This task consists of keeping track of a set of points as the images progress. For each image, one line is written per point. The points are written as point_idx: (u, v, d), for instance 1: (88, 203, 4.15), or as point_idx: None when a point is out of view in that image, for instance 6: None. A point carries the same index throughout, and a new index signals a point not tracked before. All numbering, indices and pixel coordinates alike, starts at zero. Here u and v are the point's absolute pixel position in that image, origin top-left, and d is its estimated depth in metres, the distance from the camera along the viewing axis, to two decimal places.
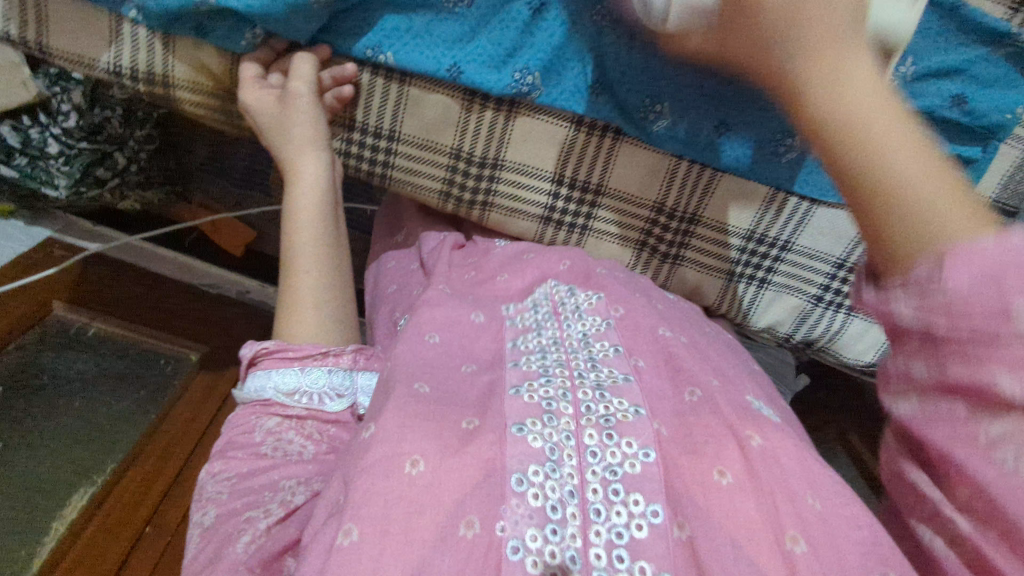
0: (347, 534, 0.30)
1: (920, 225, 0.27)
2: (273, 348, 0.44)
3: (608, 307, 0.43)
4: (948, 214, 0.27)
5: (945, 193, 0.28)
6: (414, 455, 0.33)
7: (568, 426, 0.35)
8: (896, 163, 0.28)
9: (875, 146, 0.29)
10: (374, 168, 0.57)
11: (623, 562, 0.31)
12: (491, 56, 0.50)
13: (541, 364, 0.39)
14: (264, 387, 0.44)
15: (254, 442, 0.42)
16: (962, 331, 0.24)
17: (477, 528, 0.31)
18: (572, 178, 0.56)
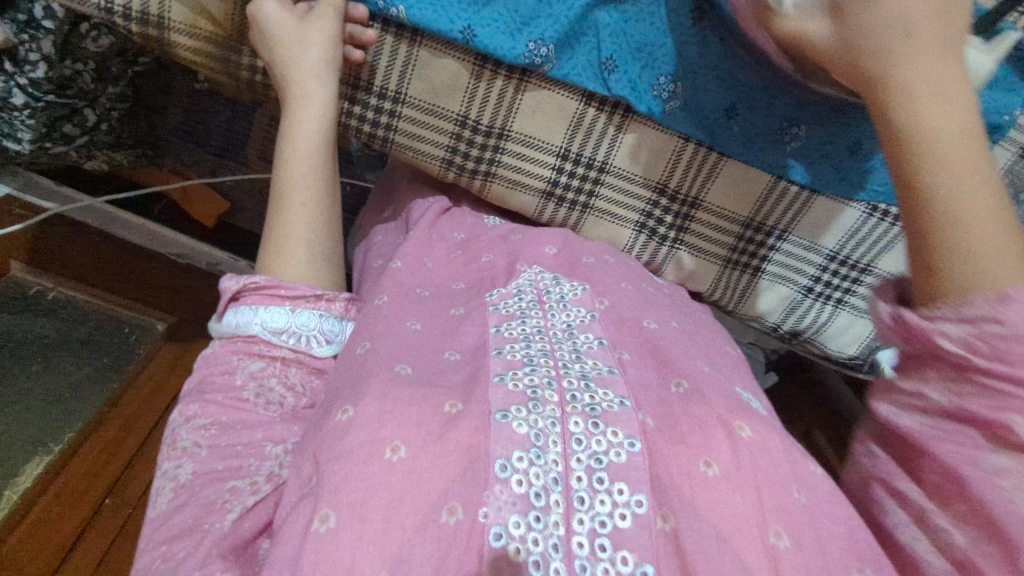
0: (324, 521, 0.31)
1: (972, 263, 0.32)
2: (263, 285, 0.46)
3: (594, 300, 0.47)
4: (1010, 260, 0.31)
5: (999, 249, 0.32)
6: (395, 442, 0.33)
7: (553, 412, 0.36)
8: (967, 220, 0.33)
9: (960, 181, 0.33)
10: (376, 130, 0.55)
11: (605, 551, 0.33)
12: (510, 26, 0.49)
13: (526, 353, 0.40)
14: (252, 323, 0.46)
15: (236, 387, 0.44)
16: (1001, 371, 0.29)
17: (458, 514, 0.32)
18: (578, 154, 0.55)
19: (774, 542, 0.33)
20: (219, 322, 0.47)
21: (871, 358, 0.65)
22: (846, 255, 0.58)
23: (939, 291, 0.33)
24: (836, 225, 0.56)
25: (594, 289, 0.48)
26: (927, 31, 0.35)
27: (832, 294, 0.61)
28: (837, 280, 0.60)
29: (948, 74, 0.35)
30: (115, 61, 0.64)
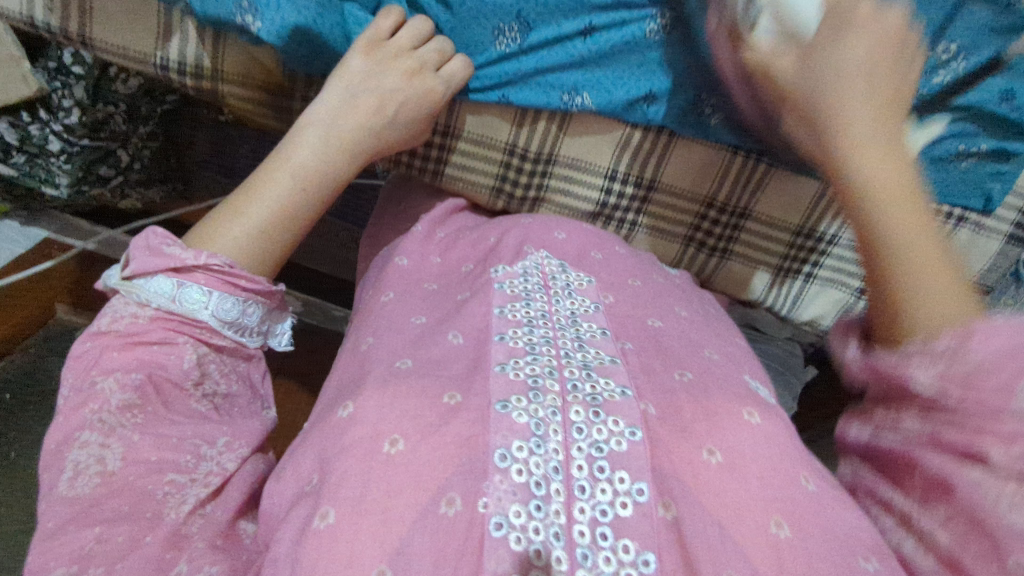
0: (324, 517, 0.31)
1: (921, 303, 0.37)
2: (230, 271, 0.43)
3: (599, 293, 0.47)
4: (951, 302, 0.36)
5: (942, 289, 0.37)
6: (393, 435, 0.34)
7: (554, 402, 0.36)
8: (912, 245, 0.38)
9: (899, 234, 0.39)
10: (429, 164, 0.60)
11: (607, 539, 0.32)
12: (542, 84, 0.54)
13: (528, 341, 0.40)
14: (202, 306, 0.42)
15: (180, 368, 0.41)
16: (972, 402, 0.31)
17: (458, 505, 0.31)
18: (625, 175, 0.59)
19: (774, 531, 0.34)
20: (137, 283, 0.42)
21: None
22: None
23: (899, 320, 0.37)
24: None
25: (598, 283, 0.48)
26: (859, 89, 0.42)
27: None
28: None
29: (888, 130, 0.41)
30: (145, 101, 0.67)
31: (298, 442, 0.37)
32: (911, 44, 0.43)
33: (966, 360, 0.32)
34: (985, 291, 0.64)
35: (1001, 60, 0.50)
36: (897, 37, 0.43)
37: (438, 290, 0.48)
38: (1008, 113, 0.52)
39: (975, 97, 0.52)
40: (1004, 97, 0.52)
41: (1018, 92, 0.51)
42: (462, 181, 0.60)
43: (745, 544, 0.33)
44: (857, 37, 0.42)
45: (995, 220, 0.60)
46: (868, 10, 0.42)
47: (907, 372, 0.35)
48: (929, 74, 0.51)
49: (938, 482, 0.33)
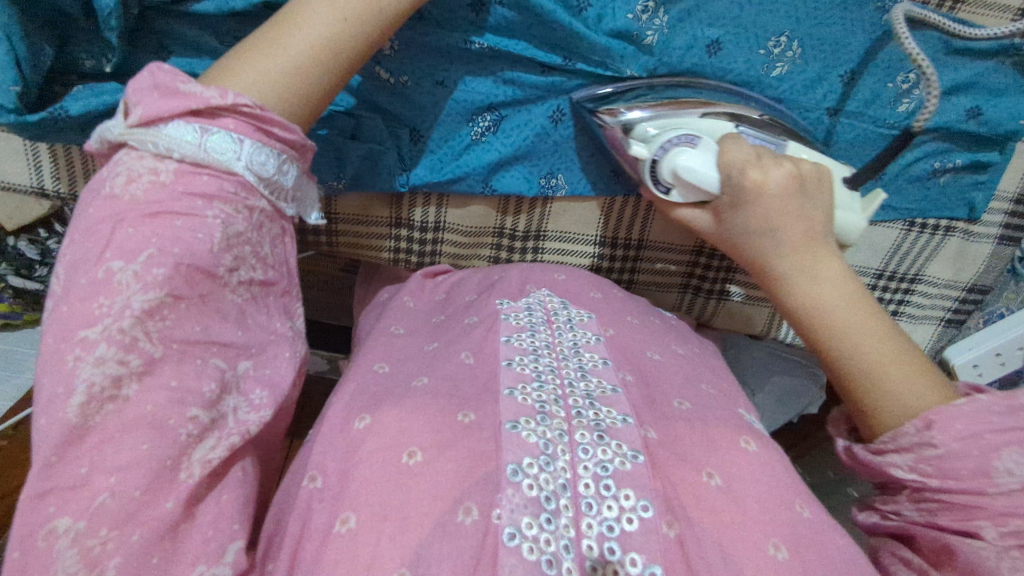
0: (345, 522, 0.33)
1: (897, 402, 0.42)
2: (260, 115, 0.37)
3: (600, 328, 0.48)
4: (919, 389, 0.41)
5: (908, 375, 0.42)
6: (412, 447, 0.35)
7: (560, 425, 0.38)
8: (872, 353, 0.43)
9: (856, 346, 0.43)
10: (423, 248, 0.64)
11: (615, 553, 0.34)
12: (522, 173, 0.58)
13: (535, 367, 0.42)
14: (228, 152, 0.36)
15: (209, 253, 0.35)
16: (952, 483, 0.38)
17: (474, 514, 0.33)
18: (614, 239, 0.64)
19: (773, 553, 0.34)
20: (143, 129, 0.36)
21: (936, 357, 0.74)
22: (889, 271, 0.66)
23: (873, 426, 0.43)
24: (875, 244, 0.64)
25: (599, 318, 0.50)
26: (791, 231, 0.46)
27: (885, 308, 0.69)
28: (889, 294, 0.68)
29: (816, 262, 0.45)
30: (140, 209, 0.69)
31: (306, 454, 0.38)
32: (806, 169, 0.47)
33: (930, 450, 0.39)
34: (983, 289, 0.69)
35: (964, 82, 0.54)
36: (794, 175, 0.46)
37: (446, 320, 0.50)
38: (976, 128, 0.56)
39: (943, 118, 0.56)
40: (971, 114, 0.56)
41: (984, 108, 0.55)
42: (456, 257, 0.65)
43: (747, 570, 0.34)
44: (755, 198, 0.46)
45: (984, 227, 0.64)
46: (746, 159, 0.47)
47: (888, 467, 0.41)
48: (894, 104, 0.55)
49: (945, 550, 0.38)
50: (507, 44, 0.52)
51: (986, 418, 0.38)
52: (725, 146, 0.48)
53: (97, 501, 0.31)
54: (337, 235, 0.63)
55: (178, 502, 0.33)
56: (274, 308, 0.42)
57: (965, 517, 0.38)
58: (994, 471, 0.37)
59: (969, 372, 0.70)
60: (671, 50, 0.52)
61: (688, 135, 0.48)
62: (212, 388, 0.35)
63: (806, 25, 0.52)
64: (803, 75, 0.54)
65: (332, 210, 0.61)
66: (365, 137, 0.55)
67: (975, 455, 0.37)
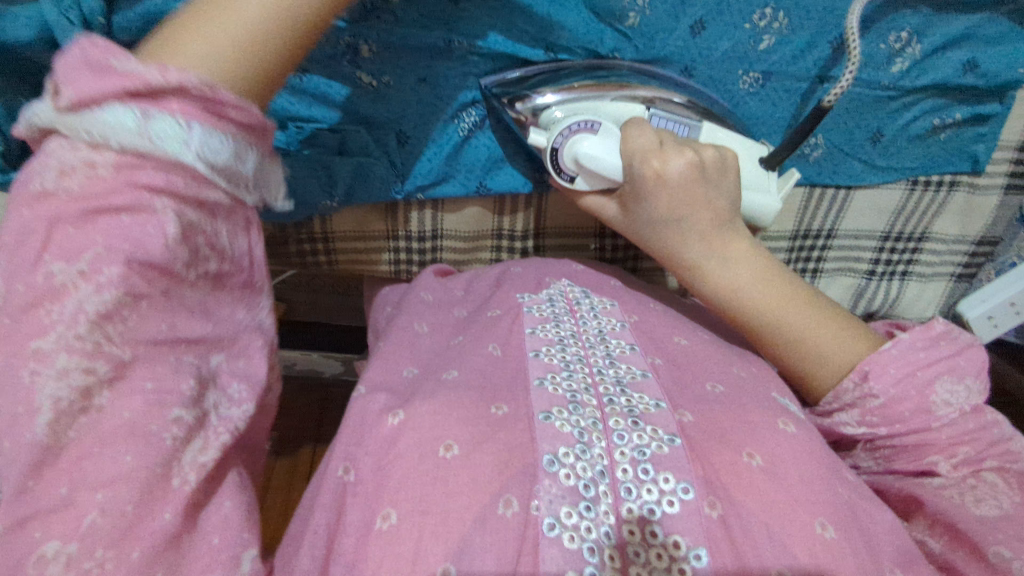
0: (386, 518, 0.33)
1: (822, 356, 0.45)
2: (211, 97, 0.33)
3: (624, 314, 0.48)
4: (835, 336, 0.45)
5: (824, 326, 0.45)
6: (448, 441, 0.35)
7: (593, 412, 0.38)
8: (794, 320, 0.45)
9: (778, 319, 0.45)
10: (423, 258, 0.64)
11: (658, 537, 0.33)
12: (516, 169, 0.58)
13: (563, 357, 0.41)
14: (179, 145, 0.32)
15: (163, 248, 0.32)
16: (902, 430, 0.44)
17: (515, 506, 0.33)
18: (614, 229, 0.64)
19: (820, 532, 0.34)
20: (75, 115, 0.31)
21: (949, 313, 0.73)
22: (897, 233, 0.65)
23: (811, 381, 0.46)
24: (880, 207, 0.63)
25: (622, 305, 0.49)
26: (701, 222, 0.46)
27: (895, 271, 0.68)
28: (898, 257, 0.68)
29: (723, 245, 0.46)
30: None
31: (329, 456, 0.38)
32: (706, 155, 0.46)
33: (874, 400, 0.44)
34: (994, 241, 0.67)
35: (957, 35, 0.53)
36: (694, 165, 0.45)
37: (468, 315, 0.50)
38: (974, 80, 0.55)
39: (938, 75, 0.55)
40: (968, 67, 0.55)
41: (980, 61, 0.54)
42: (458, 262, 0.65)
43: (795, 551, 0.33)
44: (660, 195, 0.46)
45: (988, 179, 0.63)
46: (648, 148, 0.46)
47: (838, 426, 0.46)
48: (888, 65, 0.54)
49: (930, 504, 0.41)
50: (491, 39, 0.51)
51: (913, 357, 0.44)
52: (629, 134, 0.47)
53: (85, 522, 0.29)
54: (336, 254, 0.63)
55: (176, 513, 0.32)
56: (250, 302, 0.40)
57: (919, 456, 0.44)
58: (935, 406, 0.43)
59: (984, 325, 0.69)
60: (655, 32, 0.53)
61: (589, 120, 0.48)
62: (191, 385, 0.34)
63: None
64: (792, 45, 0.53)
65: (328, 230, 0.61)
66: (353, 150, 0.55)
67: (914, 395, 0.44)
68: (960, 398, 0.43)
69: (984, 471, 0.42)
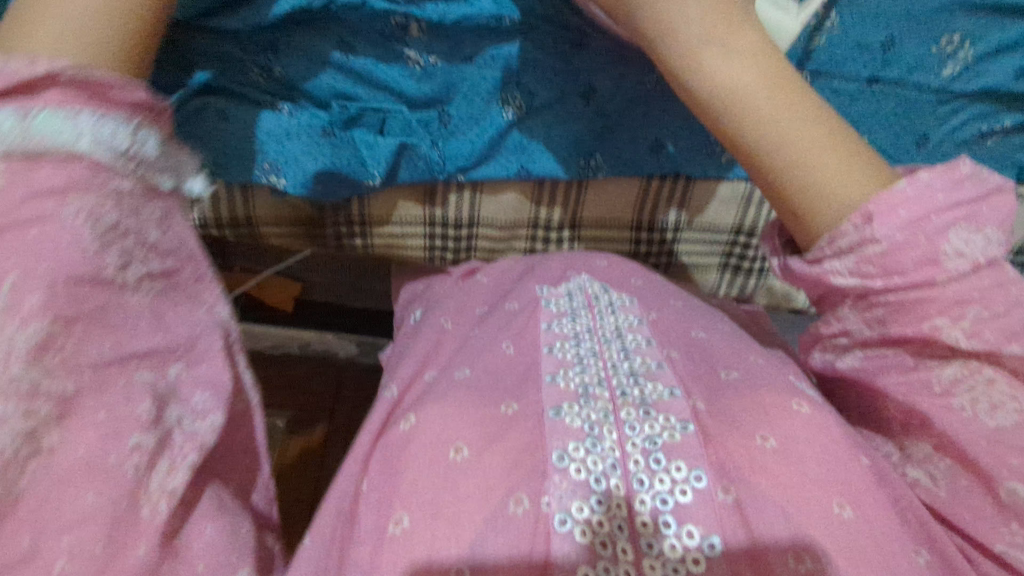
0: (399, 522, 0.33)
1: (826, 192, 0.38)
2: (97, 84, 0.34)
3: (642, 311, 0.48)
4: (853, 176, 0.38)
5: (840, 164, 0.38)
6: (458, 443, 0.36)
7: (605, 406, 0.38)
8: (796, 139, 0.38)
9: (777, 137, 0.38)
10: (458, 248, 0.64)
11: (670, 527, 0.33)
12: (562, 155, 0.56)
13: (576, 352, 0.41)
14: (65, 133, 0.33)
15: (86, 257, 0.32)
16: (897, 281, 0.36)
17: (525, 504, 0.33)
18: (652, 223, 0.63)
19: (837, 512, 0.33)
20: None
21: None
22: None
23: (807, 218, 0.39)
24: None
25: (642, 302, 0.49)
26: None
27: None
28: None
29: (733, 33, 0.38)
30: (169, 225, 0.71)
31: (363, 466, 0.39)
32: None
33: (875, 247, 0.36)
34: None
35: (1012, 40, 0.52)
36: None
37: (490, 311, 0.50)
38: None
39: (990, 79, 0.53)
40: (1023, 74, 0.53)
41: None
42: (493, 251, 0.65)
43: (813, 532, 0.33)
44: None
45: None
46: None
47: (827, 276, 0.38)
48: (939, 68, 0.53)
49: None
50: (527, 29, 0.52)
51: (930, 198, 0.36)
52: None
53: (57, 567, 0.29)
54: (371, 238, 0.63)
55: (150, 547, 0.32)
56: (188, 301, 0.39)
57: (919, 318, 0.36)
58: (944, 257, 0.35)
59: None
60: None
61: None
62: (148, 407, 0.33)
63: None
64: (844, 43, 0.52)
65: (364, 215, 0.61)
66: (394, 132, 0.55)
67: (924, 243, 0.35)
68: (977, 248, 0.35)
69: (1003, 355, 0.35)
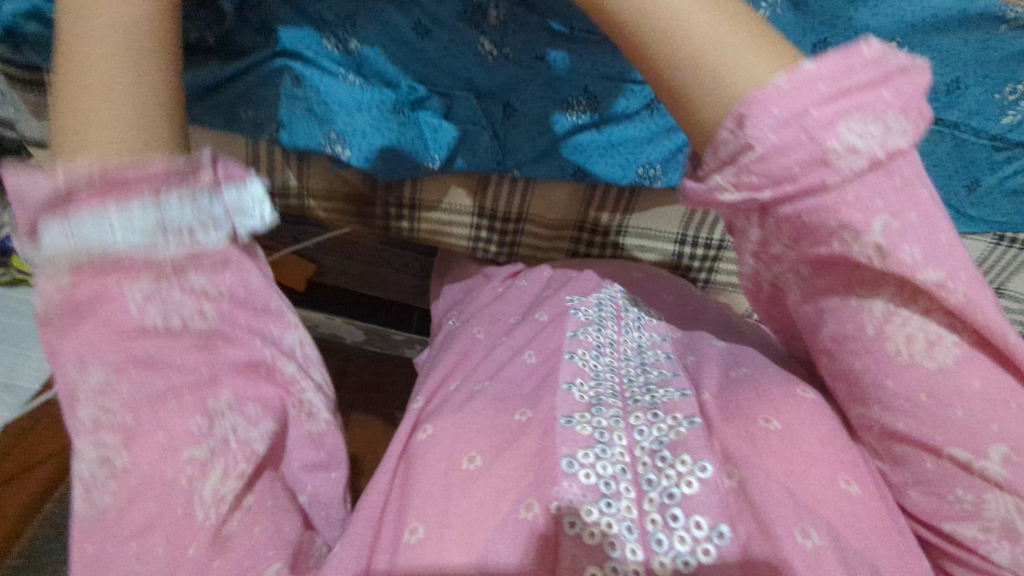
0: (414, 532, 0.34)
1: (717, 81, 0.29)
2: (183, 173, 0.28)
3: (669, 329, 0.49)
4: (751, 62, 0.29)
5: (743, 49, 0.29)
6: (470, 453, 0.36)
7: (614, 412, 0.38)
8: (689, 19, 0.29)
9: (668, 6, 0.28)
10: (502, 245, 0.65)
11: (678, 520, 0.33)
12: (620, 159, 0.54)
13: (595, 366, 0.42)
14: (124, 238, 0.27)
15: (143, 331, 0.29)
16: (787, 187, 0.29)
17: (535, 509, 0.34)
18: (695, 239, 0.63)
19: (845, 487, 0.34)
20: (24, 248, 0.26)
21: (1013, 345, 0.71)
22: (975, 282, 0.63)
23: (696, 121, 0.30)
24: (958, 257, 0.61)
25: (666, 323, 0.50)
26: None
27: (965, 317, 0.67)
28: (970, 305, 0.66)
29: None
30: None
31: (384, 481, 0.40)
32: None
33: (751, 153, 0.28)
34: None
35: None
36: None
37: (520, 318, 0.50)
38: None
39: None
40: None
41: None
42: (535, 246, 0.66)
43: (824, 512, 0.33)
44: None
45: None
46: None
47: (712, 193, 0.30)
48: (998, 117, 0.51)
49: None
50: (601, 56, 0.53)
51: (811, 88, 0.27)
52: None
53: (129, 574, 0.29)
54: (421, 222, 0.62)
55: (202, 544, 0.31)
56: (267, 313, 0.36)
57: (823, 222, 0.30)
58: (833, 155, 0.28)
59: None
60: None
61: None
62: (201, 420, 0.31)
63: (919, 33, 0.47)
64: None
65: (415, 198, 0.60)
66: (458, 118, 0.53)
67: (806, 143, 0.28)
68: (872, 139, 0.28)
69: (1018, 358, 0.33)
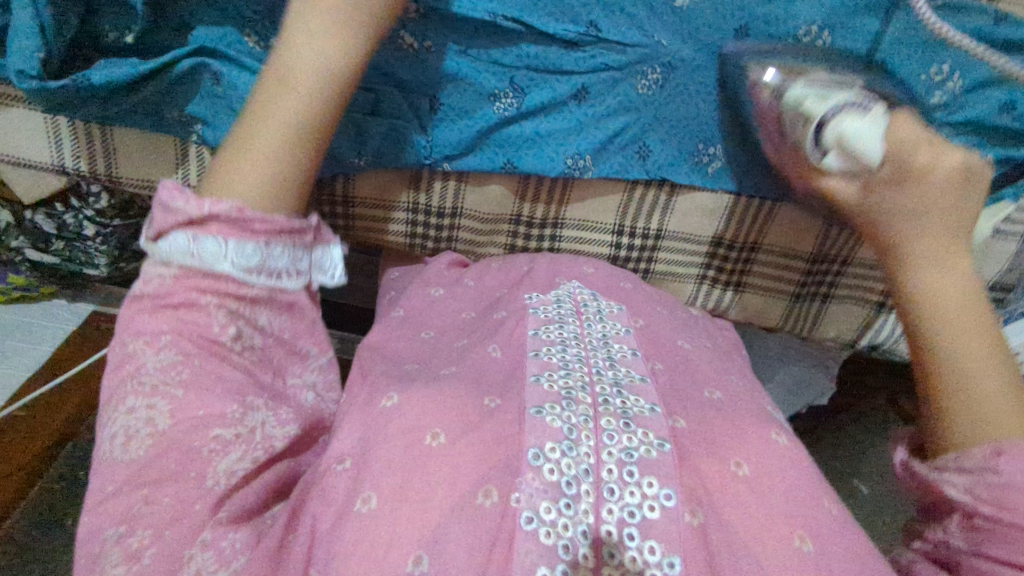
0: (367, 501, 0.33)
1: (977, 414, 0.39)
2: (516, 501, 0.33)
3: (630, 320, 0.47)
4: (1008, 410, 0.38)
5: (999, 395, 0.39)
6: (435, 429, 0.36)
7: (586, 410, 0.38)
8: (972, 373, 0.40)
9: (948, 329, 0.42)
10: (440, 236, 0.61)
11: (634, 539, 0.33)
12: (549, 150, 0.55)
13: (562, 356, 0.41)
14: (216, 258, 0.38)
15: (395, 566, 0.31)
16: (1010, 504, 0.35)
17: (494, 497, 0.33)
18: (633, 228, 0.60)
19: (798, 546, 0.34)
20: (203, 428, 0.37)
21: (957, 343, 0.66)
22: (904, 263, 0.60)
23: (944, 431, 0.40)
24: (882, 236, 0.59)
25: (629, 311, 0.49)
26: (933, 225, 0.46)
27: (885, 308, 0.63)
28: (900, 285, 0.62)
29: (952, 261, 0.45)
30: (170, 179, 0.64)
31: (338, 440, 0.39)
32: (974, 165, 0.47)
33: (994, 476, 0.36)
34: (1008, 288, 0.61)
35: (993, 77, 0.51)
36: (959, 170, 0.46)
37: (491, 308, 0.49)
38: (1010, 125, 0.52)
39: (974, 111, 0.51)
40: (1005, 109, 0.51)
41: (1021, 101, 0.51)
42: (472, 244, 0.62)
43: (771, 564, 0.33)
44: (918, 186, 0.46)
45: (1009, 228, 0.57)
46: (913, 138, 0.46)
47: (940, 485, 0.38)
48: (926, 97, 0.52)
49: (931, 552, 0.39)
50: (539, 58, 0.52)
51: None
52: (894, 116, 0.46)
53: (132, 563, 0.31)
54: (354, 221, 0.60)
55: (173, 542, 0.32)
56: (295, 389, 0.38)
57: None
58: None
59: None
60: (698, 26, 0.51)
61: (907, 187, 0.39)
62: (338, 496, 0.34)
63: (836, 13, 0.50)
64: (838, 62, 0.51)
65: (349, 195, 0.58)
66: (385, 113, 0.53)
67: None
68: None
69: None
